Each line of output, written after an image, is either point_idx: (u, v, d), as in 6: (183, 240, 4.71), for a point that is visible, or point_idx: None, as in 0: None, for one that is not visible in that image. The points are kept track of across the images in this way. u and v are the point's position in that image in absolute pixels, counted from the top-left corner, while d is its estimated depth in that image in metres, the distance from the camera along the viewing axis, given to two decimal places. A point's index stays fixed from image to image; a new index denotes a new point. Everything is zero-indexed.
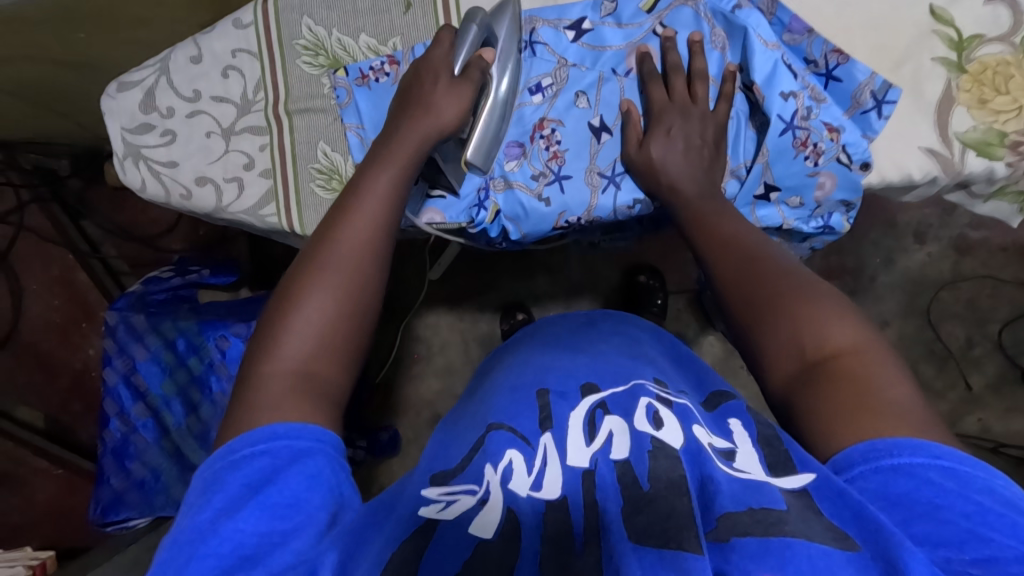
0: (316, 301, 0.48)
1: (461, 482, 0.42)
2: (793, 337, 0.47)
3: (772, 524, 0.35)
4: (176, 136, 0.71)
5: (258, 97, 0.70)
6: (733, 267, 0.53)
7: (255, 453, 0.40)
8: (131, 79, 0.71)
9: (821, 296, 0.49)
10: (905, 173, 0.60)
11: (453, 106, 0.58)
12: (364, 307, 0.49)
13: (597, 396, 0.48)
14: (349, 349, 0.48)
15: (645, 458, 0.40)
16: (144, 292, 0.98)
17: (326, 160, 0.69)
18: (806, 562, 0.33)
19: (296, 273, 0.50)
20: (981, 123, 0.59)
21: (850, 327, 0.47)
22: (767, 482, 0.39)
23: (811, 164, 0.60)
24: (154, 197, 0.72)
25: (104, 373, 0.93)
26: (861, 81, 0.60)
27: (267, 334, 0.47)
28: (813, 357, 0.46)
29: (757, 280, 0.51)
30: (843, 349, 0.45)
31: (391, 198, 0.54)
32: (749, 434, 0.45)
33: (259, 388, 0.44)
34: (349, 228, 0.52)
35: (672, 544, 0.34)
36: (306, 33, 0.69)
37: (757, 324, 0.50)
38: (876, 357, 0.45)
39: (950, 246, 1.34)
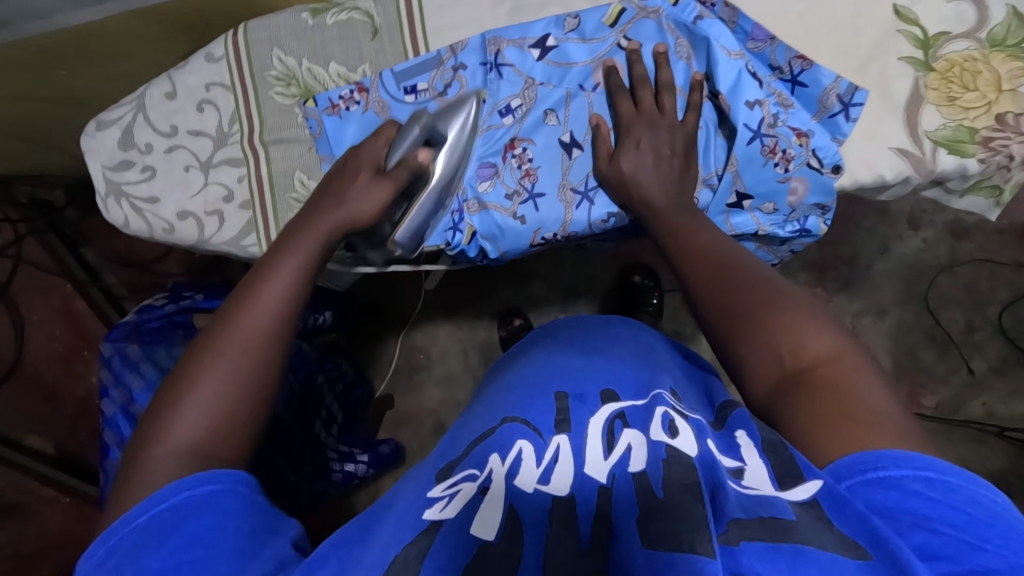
0: (213, 379, 0.47)
1: (463, 470, 0.45)
2: (771, 349, 0.47)
3: (783, 531, 0.35)
4: (155, 171, 0.72)
5: (233, 130, 0.71)
6: (709, 280, 0.53)
7: (156, 503, 0.40)
8: (109, 118, 0.72)
9: (798, 305, 0.49)
10: (877, 174, 0.60)
11: (370, 197, 0.60)
12: (262, 387, 0.48)
13: (615, 405, 0.49)
14: (243, 431, 0.47)
15: (660, 467, 0.40)
16: (139, 320, 1.00)
17: (303, 189, 0.70)
18: (816, 566, 0.33)
19: (195, 353, 0.49)
20: (951, 120, 0.59)
21: (828, 336, 0.46)
22: (776, 496, 0.38)
23: (782, 170, 0.60)
24: (138, 232, 0.73)
25: (102, 404, 0.93)
26: (826, 86, 0.60)
27: (157, 417, 0.45)
28: (793, 370, 0.46)
29: (734, 290, 0.51)
30: (821, 362, 0.45)
31: (300, 274, 0.55)
32: (753, 441, 0.44)
33: (144, 471, 0.43)
34: (253, 308, 0.51)
35: (684, 546, 0.33)
36: (277, 64, 0.70)
37: (735, 334, 0.49)
38: (855, 365, 0.45)
39: (946, 231, 1.33)
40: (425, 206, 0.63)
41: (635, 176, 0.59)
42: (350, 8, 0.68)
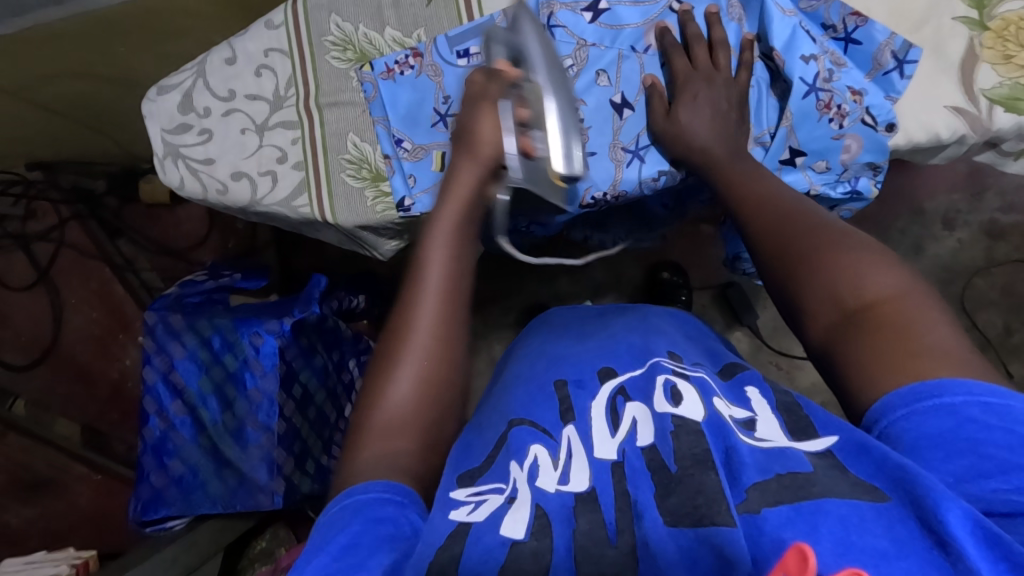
0: (406, 361, 0.53)
1: (488, 482, 0.46)
2: (825, 289, 0.47)
3: (800, 488, 0.38)
4: (213, 134, 0.74)
5: (290, 93, 0.73)
6: (770, 226, 0.53)
7: (339, 505, 0.45)
8: (170, 83, 0.75)
9: (866, 253, 0.47)
10: (933, 132, 0.60)
11: (490, 126, 0.60)
12: (441, 360, 0.54)
13: (615, 380, 0.51)
14: (435, 401, 0.52)
15: (669, 440, 0.43)
16: (180, 294, 1.02)
17: (356, 151, 0.72)
18: (835, 519, 0.35)
19: (387, 335, 0.56)
20: (1007, 79, 0.59)
21: (893, 276, 0.45)
22: (792, 447, 0.41)
23: (836, 127, 0.61)
24: (191, 193, 0.75)
25: (144, 371, 0.95)
26: (880, 42, 0.60)
27: (368, 391, 0.53)
28: (852, 310, 0.45)
29: (793, 234, 0.51)
30: (888, 304, 0.44)
31: (452, 245, 0.58)
32: (767, 400, 0.47)
33: (363, 436, 0.50)
34: (425, 276, 0.56)
35: (705, 521, 0.37)
36: (334, 30, 0.72)
37: (796, 275, 0.49)
38: (917, 302, 0.43)
39: (981, 232, 1.32)
40: (568, 128, 0.58)
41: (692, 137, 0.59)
42: None
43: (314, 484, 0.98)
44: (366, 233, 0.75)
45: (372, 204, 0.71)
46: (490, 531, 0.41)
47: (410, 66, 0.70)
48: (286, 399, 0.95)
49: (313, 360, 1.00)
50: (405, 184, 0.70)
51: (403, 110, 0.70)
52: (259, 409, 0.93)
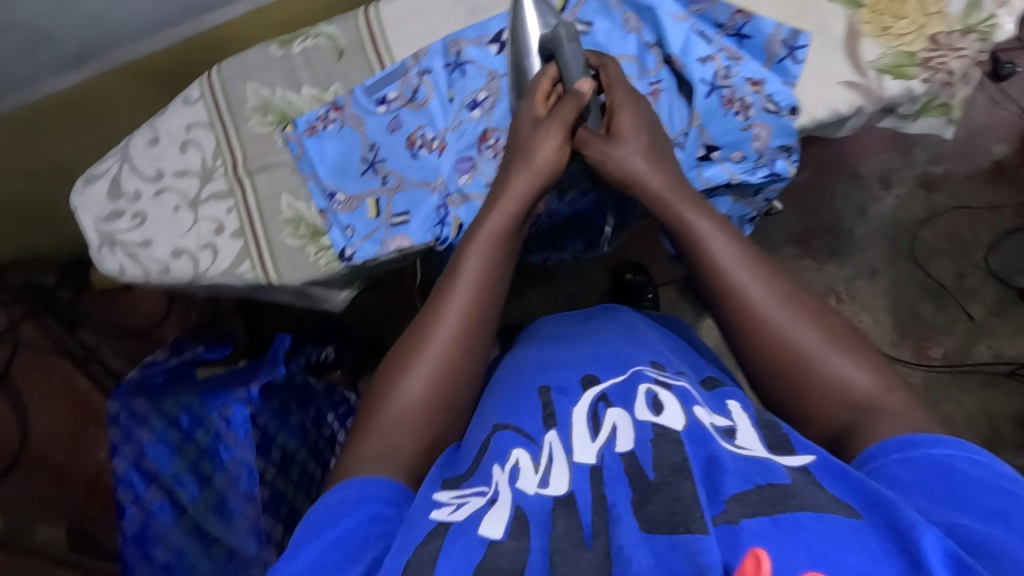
0: (425, 362, 0.54)
1: (471, 484, 0.47)
2: (792, 371, 0.50)
3: (777, 499, 0.39)
4: (147, 216, 0.74)
5: (217, 164, 0.73)
6: (768, 303, 0.52)
7: (336, 496, 0.46)
8: (97, 172, 0.75)
9: (829, 336, 0.50)
10: (832, 108, 0.63)
11: (546, 146, 0.61)
12: (460, 375, 0.54)
13: (597, 389, 0.52)
14: (446, 412, 0.53)
15: (650, 447, 0.44)
16: (143, 376, 1.00)
17: (291, 210, 0.72)
18: (813, 534, 0.36)
19: (417, 328, 0.56)
20: (889, 49, 0.62)
21: (871, 369, 0.49)
22: (771, 461, 0.43)
23: (743, 118, 0.64)
24: (133, 278, 0.75)
25: (113, 463, 0.92)
26: (769, 34, 0.63)
27: (386, 381, 0.54)
28: (815, 392, 0.49)
29: (787, 320, 0.51)
30: (853, 392, 0.48)
31: (488, 259, 0.58)
32: (748, 415, 0.50)
33: (376, 421, 0.51)
34: (456, 291, 0.57)
35: (680, 528, 0.38)
36: (252, 96, 0.73)
37: (793, 369, 0.50)
38: (894, 393, 0.47)
39: (917, 185, 1.38)
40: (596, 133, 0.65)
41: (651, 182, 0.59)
42: (316, 35, 0.72)
43: None
44: (316, 288, 0.76)
45: (315, 258, 0.71)
46: (468, 531, 0.41)
47: (332, 119, 0.71)
48: (267, 464, 0.94)
49: (289, 420, 0.99)
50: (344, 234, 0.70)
51: (334, 163, 0.71)
52: (240, 480, 0.92)
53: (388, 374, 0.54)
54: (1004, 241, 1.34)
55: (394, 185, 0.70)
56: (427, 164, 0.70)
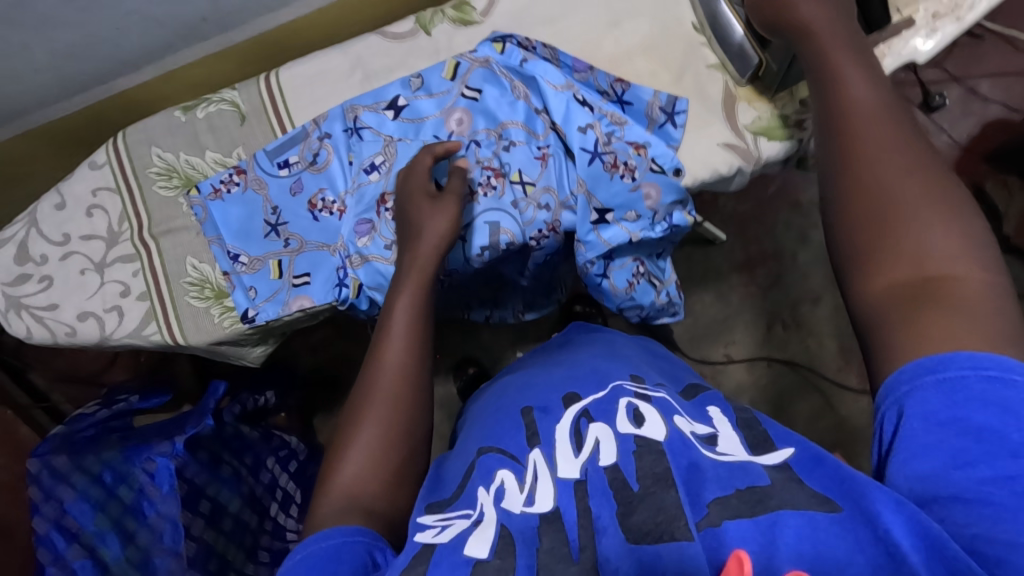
0: (371, 422, 0.52)
1: (456, 509, 0.47)
2: (880, 221, 0.46)
3: (757, 501, 0.39)
4: (53, 279, 0.75)
5: (123, 228, 0.74)
6: (883, 154, 0.48)
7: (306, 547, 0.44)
8: (3, 237, 0.76)
9: (939, 201, 0.45)
10: (713, 169, 0.65)
11: (442, 220, 0.62)
12: (409, 428, 0.53)
13: (579, 405, 0.51)
14: (397, 466, 0.51)
15: (632, 459, 0.43)
16: (70, 430, 0.99)
17: (197, 272, 0.73)
18: (791, 532, 0.37)
19: (356, 395, 0.55)
20: (764, 112, 0.65)
21: (956, 238, 0.44)
22: (752, 462, 0.42)
23: (630, 180, 0.65)
24: (41, 340, 0.75)
25: (33, 523, 0.90)
26: (648, 100, 0.66)
27: (331, 460, 0.51)
28: (893, 253, 0.45)
29: (895, 175, 0.47)
30: (927, 258, 0.44)
31: (413, 313, 0.59)
32: (728, 418, 0.50)
33: (322, 500, 0.49)
34: (388, 345, 0.57)
35: (666, 536, 0.38)
36: (157, 160, 0.73)
37: (878, 227, 0.46)
38: (972, 267, 0.43)
39: None
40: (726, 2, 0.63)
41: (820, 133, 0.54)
42: (217, 101, 0.73)
43: None
44: (226, 346, 0.76)
45: (219, 319, 0.72)
46: (455, 553, 0.41)
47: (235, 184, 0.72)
48: (194, 517, 0.94)
49: (219, 471, 1.00)
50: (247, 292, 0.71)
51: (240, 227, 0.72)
52: (164, 535, 0.92)
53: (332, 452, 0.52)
54: None
55: (296, 247, 0.71)
56: (328, 227, 0.71)
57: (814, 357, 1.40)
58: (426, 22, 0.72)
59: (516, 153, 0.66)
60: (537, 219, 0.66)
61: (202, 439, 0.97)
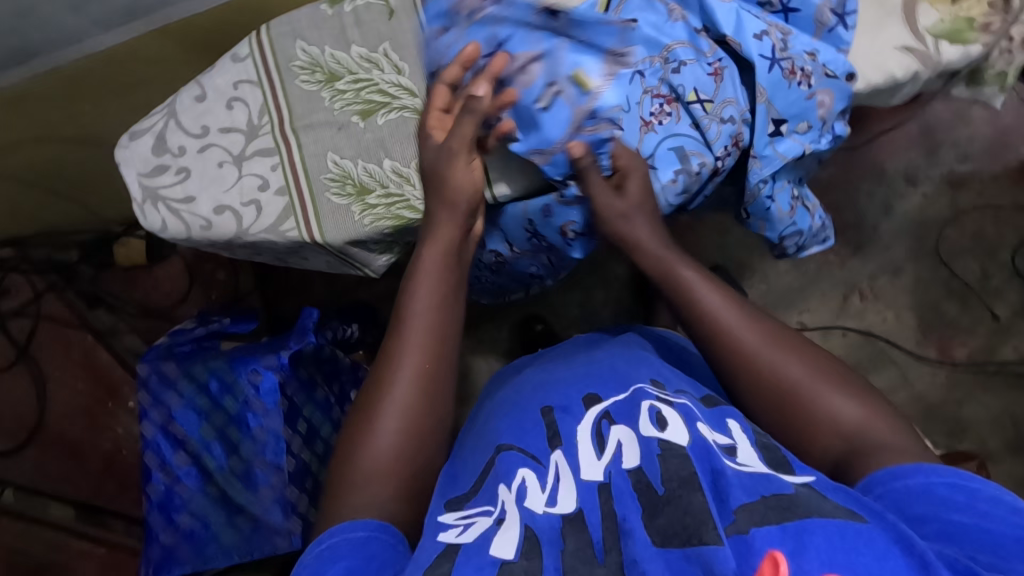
0: (391, 409, 0.55)
1: (477, 505, 0.49)
2: (790, 402, 0.54)
3: (784, 508, 0.40)
4: (191, 171, 0.74)
5: (264, 122, 0.73)
6: (760, 354, 0.56)
7: (333, 533, 0.49)
8: (142, 127, 0.75)
9: (821, 368, 0.54)
10: (888, 73, 0.63)
11: (465, 184, 0.64)
12: (430, 409, 0.56)
13: (600, 407, 0.55)
14: (415, 449, 0.54)
15: (656, 462, 0.45)
16: (171, 344, 1.00)
17: (337, 168, 0.72)
18: (819, 537, 0.38)
19: (374, 379, 0.57)
20: (947, 14, 0.62)
21: (857, 406, 0.52)
22: (776, 476, 0.44)
23: (806, 87, 0.63)
24: (174, 234, 0.75)
25: (141, 426, 0.92)
26: (817, 4, 0.63)
27: (355, 437, 0.55)
28: (814, 430, 0.52)
29: (771, 372, 0.55)
30: (847, 426, 0.51)
31: (437, 300, 0.60)
32: (746, 433, 0.51)
33: (349, 480, 0.52)
34: (408, 328, 0.58)
35: (694, 539, 0.39)
36: (301, 55, 0.73)
37: (784, 416, 0.54)
38: (884, 433, 0.50)
39: (943, 183, 1.46)
40: None
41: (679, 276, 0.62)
42: None
43: None
44: (357, 249, 0.75)
45: (360, 217, 0.71)
46: (480, 554, 0.42)
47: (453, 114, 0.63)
48: (293, 435, 0.93)
49: (315, 393, 0.98)
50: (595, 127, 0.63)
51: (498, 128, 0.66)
52: (266, 448, 0.91)
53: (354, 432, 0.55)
54: None
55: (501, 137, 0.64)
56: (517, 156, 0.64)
57: (891, 330, 1.42)
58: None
59: (688, 73, 0.63)
60: (722, 133, 0.64)
61: (303, 358, 0.97)
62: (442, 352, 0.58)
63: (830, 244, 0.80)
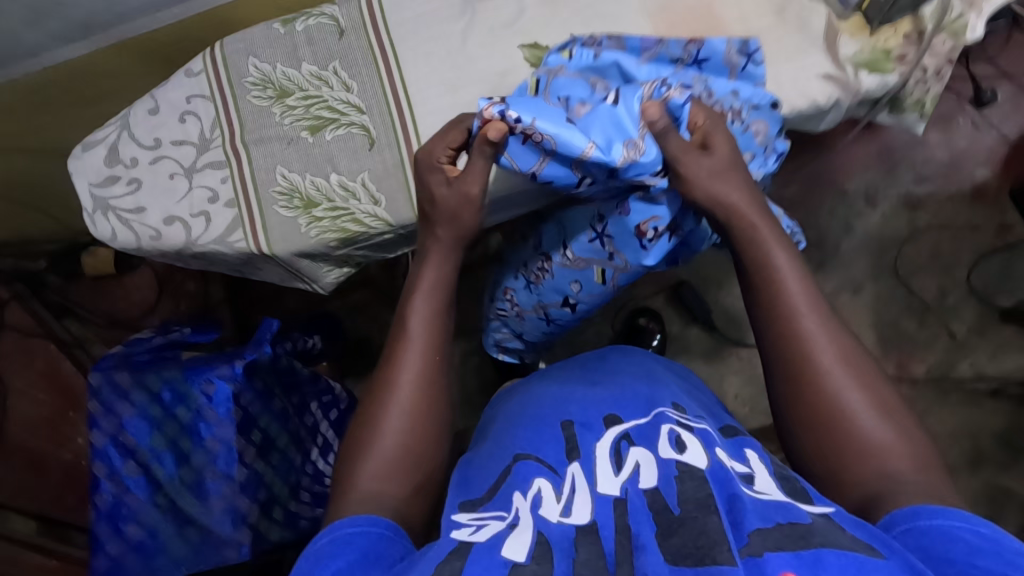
0: (396, 411, 0.55)
1: (492, 509, 0.49)
2: (833, 424, 0.50)
3: (799, 537, 0.39)
4: (142, 182, 0.75)
5: (215, 135, 0.75)
6: (838, 364, 0.51)
7: (335, 533, 0.47)
8: (95, 138, 0.76)
9: (886, 400, 0.50)
10: (811, 99, 0.66)
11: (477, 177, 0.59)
12: (435, 413, 0.56)
13: (620, 428, 0.55)
14: (421, 452, 0.54)
15: (674, 483, 0.45)
16: (127, 353, 1.00)
17: (286, 182, 0.73)
18: (835, 568, 0.36)
19: (378, 382, 0.58)
20: (866, 45, 0.65)
21: (906, 451, 0.48)
22: (794, 505, 0.43)
23: (742, 122, 0.62)
24: (125, 244, 0.76)
25: (91, 435, 0.92)
26: (722, 50, 0.63)
27: (362, 440, 0.54)
28: (854, 460, 0.49)
29: (831, 393, 0.50)
30: (889, 463, 0.47)
31: (437, 307, 0.60)
32: (764, 461, 0.50)
33: (356, 482, 0.52)
34: (409, 332, 0.58)
35: (706, 560, 0.37)
36: (253, 71, 0.75)
37: (824, 439, 0.50)
38: (933, 483, 0.46)
39: (900, 204, 1.50)
40: None
41: (771, 259, 0.55)
42: (318, 15, 0.74)
43: (285, 531, 0.95)
44: (305, 262, 0.76)
45: (306, 230, 0.73)
46: (489, 555, 0.42)
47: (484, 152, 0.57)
48: (245, 445, 0.93)
49: (272, 404, 0.98)
50: (668, 94, 0.57)
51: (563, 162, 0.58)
52: (217, 459, 0.92)
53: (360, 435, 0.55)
54: (984, 261, 1.46)
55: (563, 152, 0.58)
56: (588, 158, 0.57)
57: None
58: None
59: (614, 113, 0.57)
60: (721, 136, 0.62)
61: (259, 369, 0.96)
62: (443, 359, 0.59)
63: (802, 248, 0.84)
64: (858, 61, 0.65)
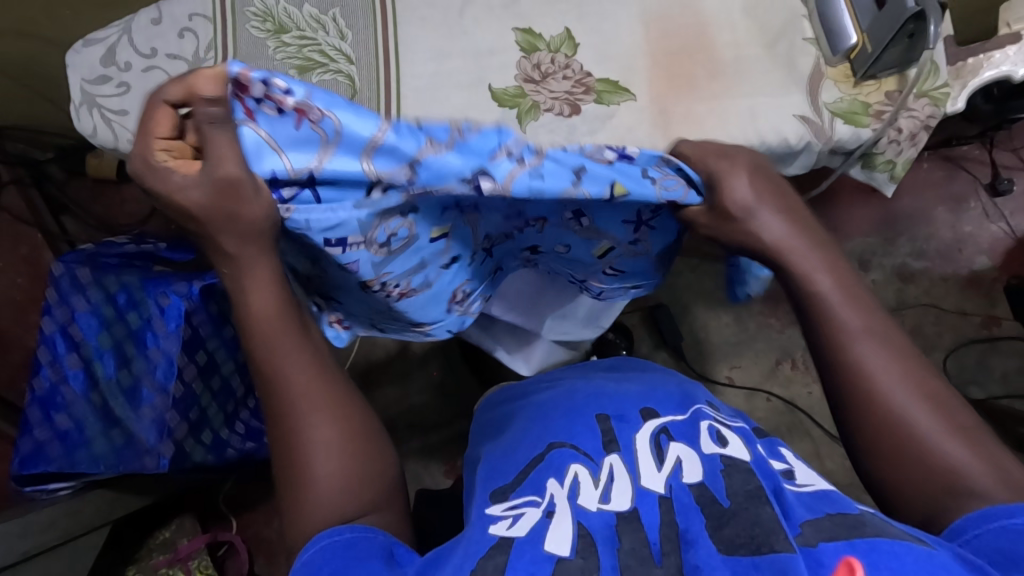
0: (319, 435, 0.55)
1: (523, 497, 0.53)
2: (897, 441, 0.53)
3: (854, 526, 0.44)
4: (132, 87, 0.77)
5: (208, 56, 0.77)
6: (907, 386, 0.54)
7: (308, 554, 0.50)
8: (96, 36, 0.78)
9: (953, 420, 0.53)
10: (784, 138, 0.68)
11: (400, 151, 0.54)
12: (351, 416, 0.56)
13: (657, 421, 0.57)
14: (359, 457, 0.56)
15: (720, 477, 0.48)
16: (96, 253, 1.01)
17: None
18: (891, 553, 0.40)
19: (276, 415, 0.55)
20: (847, 95, 0.68)
21: (975, 460, 0.51)
22: (834, 493, 0.49)
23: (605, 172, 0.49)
24: (104, 143, 0.78)
25: (42, 321, 0.95)
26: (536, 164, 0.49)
27: (295, 473, 0.54)
28: (925, 478, 0.52)
29: (895, 415, 0.53)
30: (960, 476, 0.51)
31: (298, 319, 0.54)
32: (800, 461, 0.56)
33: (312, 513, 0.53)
34: (282, 361, 0.54)
35: (764, 549, 0.41)
36: (256, 2, 0.77)
37: (891, 456, 0.53)
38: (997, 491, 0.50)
39: (893, 274, 1.45)
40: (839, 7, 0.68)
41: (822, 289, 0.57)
42: None
43: (209, 454, 1.00)
44: None
45: None
46: (536, 548, 0.45)
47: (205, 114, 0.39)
48: (188, 362, 0.93)
49: (223, 329, 0.99)
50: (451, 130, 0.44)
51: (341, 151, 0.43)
52: (156, 369, 0.91)
53: (291, 471, 0.54)
54: (964, 348, 1.41)
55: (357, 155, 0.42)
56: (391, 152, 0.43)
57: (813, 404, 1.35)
58: (525, 113, 0.72)
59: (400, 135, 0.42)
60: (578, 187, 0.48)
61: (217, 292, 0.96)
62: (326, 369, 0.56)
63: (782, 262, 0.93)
64: (836, 107, 0.68)
